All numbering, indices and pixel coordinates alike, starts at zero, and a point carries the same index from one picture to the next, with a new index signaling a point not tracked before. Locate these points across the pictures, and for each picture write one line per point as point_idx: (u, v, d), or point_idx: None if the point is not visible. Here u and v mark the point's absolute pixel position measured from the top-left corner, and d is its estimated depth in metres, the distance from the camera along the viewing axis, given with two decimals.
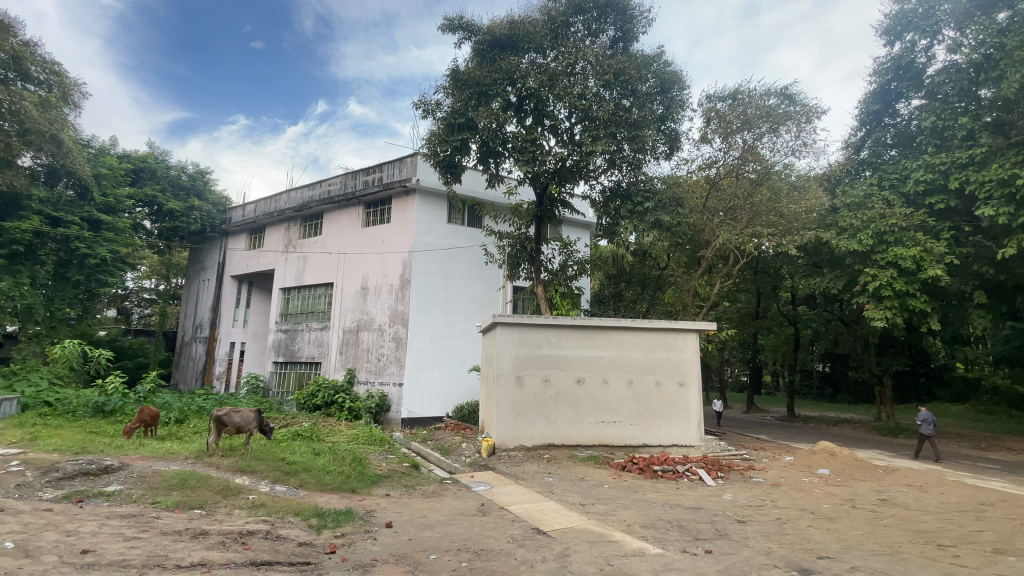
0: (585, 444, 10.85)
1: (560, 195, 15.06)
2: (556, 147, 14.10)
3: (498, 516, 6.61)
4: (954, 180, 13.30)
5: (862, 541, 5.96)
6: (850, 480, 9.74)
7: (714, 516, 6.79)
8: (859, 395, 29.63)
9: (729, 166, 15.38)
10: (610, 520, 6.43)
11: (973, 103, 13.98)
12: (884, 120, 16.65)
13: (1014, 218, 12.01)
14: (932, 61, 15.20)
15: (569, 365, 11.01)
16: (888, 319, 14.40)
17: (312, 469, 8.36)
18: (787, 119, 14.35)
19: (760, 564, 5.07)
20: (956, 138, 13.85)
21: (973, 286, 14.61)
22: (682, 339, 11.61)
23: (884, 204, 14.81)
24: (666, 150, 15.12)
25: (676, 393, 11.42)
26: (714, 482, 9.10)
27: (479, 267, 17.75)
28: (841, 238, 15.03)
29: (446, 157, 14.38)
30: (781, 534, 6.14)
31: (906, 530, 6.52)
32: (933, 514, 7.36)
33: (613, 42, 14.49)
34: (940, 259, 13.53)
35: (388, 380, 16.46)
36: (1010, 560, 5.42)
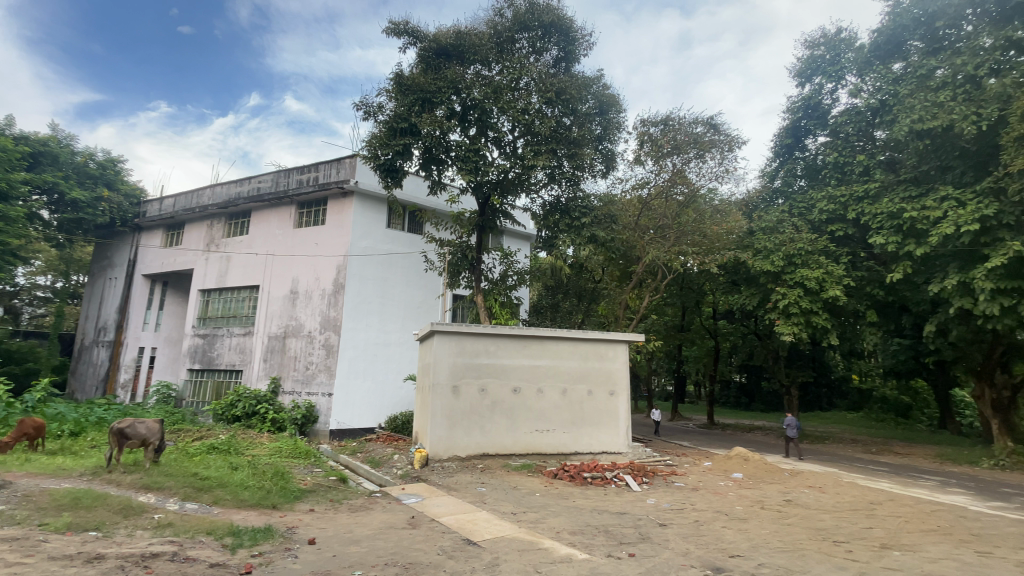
0: (518, 453, 10.92)
1: (502, 207, 15.34)
2: (498, 158, 14.29)
3: (428, 528, 6.49)
4: (851, 211, 14.82)
5: (769, 539, 6.43)
6: (761, 482, 10.51)
7: (639, 521, 7.07)
8: (771, 404, 32.07)
9: (659, 188, 16.18)
10: (540, 528, 6.50)
11: (869, 143, 15.82)
12: (795, 153, 18.32)
13: (900, 247, 13.44)
14: (835, 103, 17.00)
15: (505, 374, 11.07)
16: (796, 334, 15.72)
17: (228, 485, 7.82)
18: (712, 147, 15.42)
19: (678, 565, 5.33)
20: (855, 173, 15.49)
21: (866, 306, 16.34)
22: (613, 350, 12.04)
23: (793, 230, 16.28)
24: (603, 169, 15.78)
25: (606, 402, 11.81)
26: (639, 487, 9.48)
27: (417, 274, 17.49)
28: (756, 259, 16.38)
29: (387, 161, 14.11)
30: (698, 535, 6.49)
31: (807, 528, 7.11)
32: (830, 512, 8.09)
33: (556, 61, 14.90)
34: (840, 281, 15.00)
35: (316, 390, 15.74)
36: (894, 554, 6.05)
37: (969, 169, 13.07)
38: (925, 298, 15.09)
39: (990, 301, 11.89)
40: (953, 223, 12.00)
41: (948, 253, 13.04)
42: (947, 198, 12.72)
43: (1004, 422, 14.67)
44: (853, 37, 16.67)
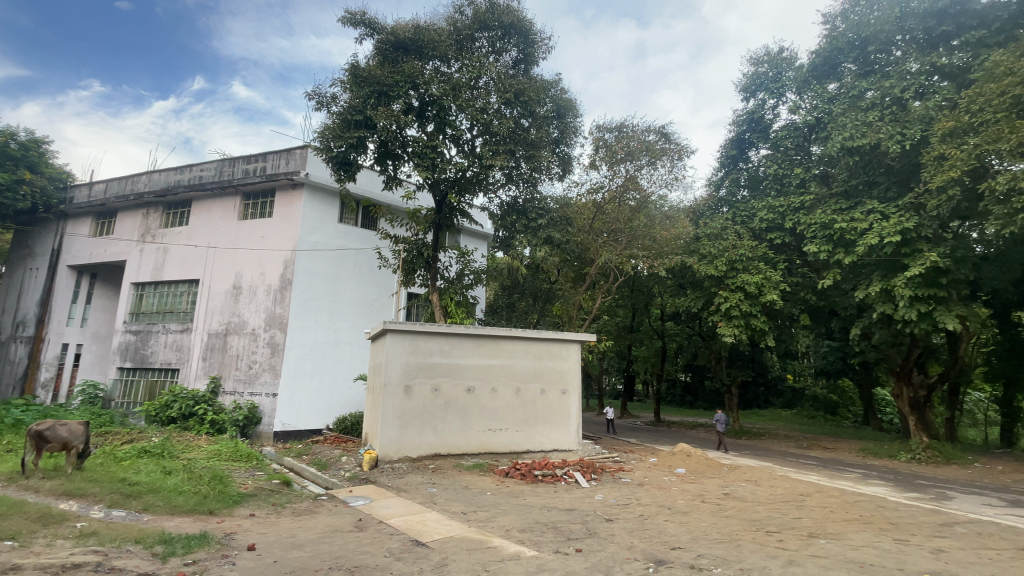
0: (471, 453, 10.90)
1: (460, 206, 15.28)
2: (456, 156, 14.20)
3: (375, 531, 6.37)
4: (789, 220, 15.76)
5: (708, 531, 6.74)
6: (702, 477, 11.00)
7: (586, 517, 7.23)
8: (713, 402, 33.60)
9: (613, 193, 16.65)
10: (490, 527, 6.53)
11: (805, 157, 16.87)
12: (739, 164, 19.24)
13: (831, 256, 14.43)
14: (776, 118, 17.98)
15: (459, 374, 11.02)
16: (736, 336, 16.56)
17: (161, 491, 7.38)
18: (663, 155, 15.96)
19: (623, 558, 5.49)
20: (793, 185, 16.48)
21: (800, 310, 17.43)
22: (566, 349, 12.25)
23: (735, 237, 17.13)
24: (560, 172, 16.08)
25: (559, 401, 11.99)
26: (588, 484, 9.69)
27: (371, 271, 17.12)
28: (701, 264, 17.12)
29: (340, 153, 13.74)
30: (642, 529, 6.71)
31: (743, 519, 7.51)
32: (764, 504, 8.58)
33: (515, 63, 14.99)
34: (776, 286, 15.94)
35: (259, 390, 15.09)
36: (820, 542, 6.49)
37: (893, 185, 14.17)
38: (852, 303, 16.28)
39: (908, 308, 12.96)
40: (878, 234, 13.00)
41: (872, 263, 14.10)
42: (873, 211, 13.75)
43: (919, 418, 15.91)
44: (793, 57, 17.70)
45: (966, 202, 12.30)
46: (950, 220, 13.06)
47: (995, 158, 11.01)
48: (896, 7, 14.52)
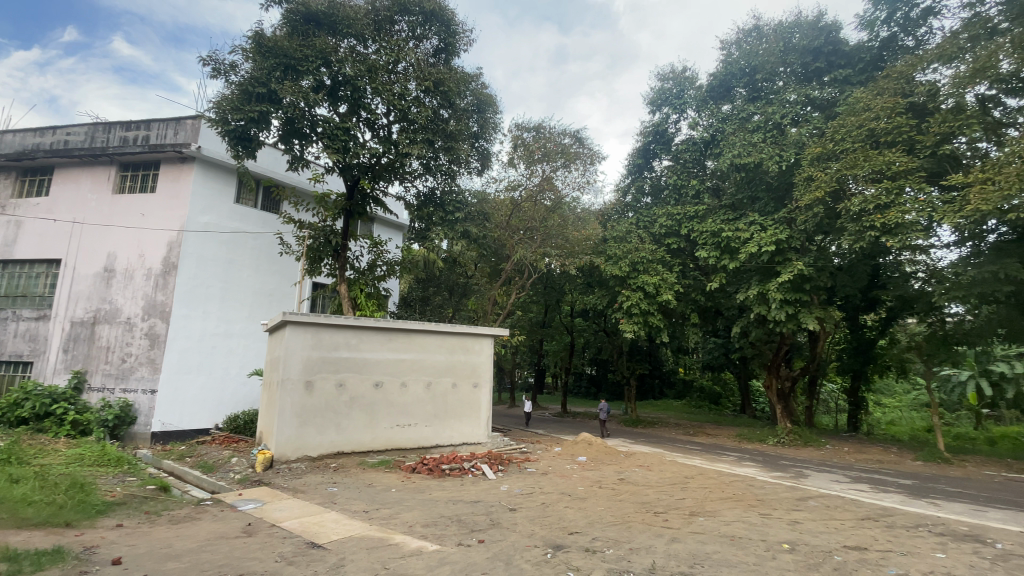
0: (377, 450, 10.60)
1: (373, 194, 14.74)
2: (371, 141, 13.60)
3: (267, 535, 5.98)
4: (684, 227, 17.17)
5: (603, 515, 7.18)
6: (601, 464, 11.68)
7: (491, 508, 7.37)
8: (615, 394, 35.75)
9: (530, 192, 17.04)
10: (392, 524, 6.41)
11: (701, 171, 18.41)
12: (644, 172, 20.47)
13: (718, 261, 15.94)
14: (678, 132, 19.40)
15: (367, 368, 10.66)
16: (636, 332, 17.75)
17: (3, 503, 6.33)
18: (577, 158, 16.58)
19: (523, 546, 5.66)
20: (689, 195, 17.97)
21: (691, 310, 19.10)
22: (479, 343, 12.35)
23: (639, 241, 18.31)
24: (479, 166, 16.18)
25: (469, 395, 12.07)
26: (494, 475, 9.88)
27: (271, 258, 15.94)
28: (608, 264, 18.09)
29: (238, 128, 12.63)
30: (543, 517, 6.98)
31: (636, 502, 8.09)
32: (654, 487, 9.32)
33: (436, 51, 14.70)
34: (672, 287, 17.32)
35: (134, 387, 13.50)
36: (699, 519, 7.19)
37: (772, 201, 15.93)
38: (734, 305, 18.14)
39: (779, 309, 14.73)
40: (758, 244, 14.59)
41: (752, 269, 15.78)
42: (754, 223, 15.36)
43: (784, 407, 18.03)
44: (694, 77, 19.16)
45: (827, 219, 14.16)
46: (814, 234, 14.99)
47: (851, 182, 12.76)
48: (780, 43, 16.42)
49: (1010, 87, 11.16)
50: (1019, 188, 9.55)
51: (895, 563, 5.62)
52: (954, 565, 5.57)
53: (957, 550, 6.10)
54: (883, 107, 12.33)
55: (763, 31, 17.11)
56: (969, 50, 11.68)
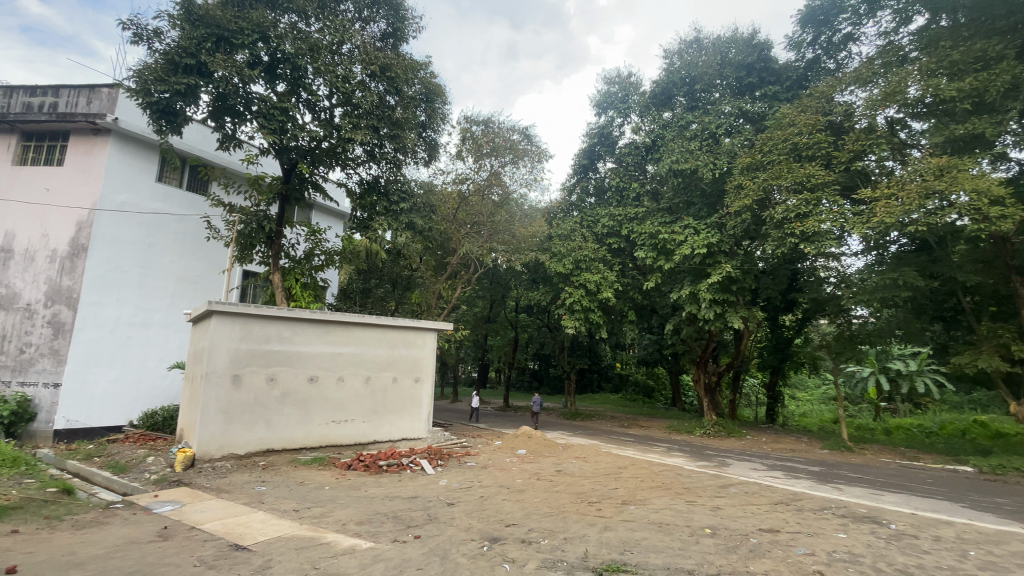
0: (310, 446, 10.23)
1: (313, 178, 14.13)
2: (311, 124, 12.99)
3: (185, 538, 5.62)
4: (625, 228, 17.81)
5: (540, 506, 7.33)
6: (540, 456, 11.91)
7: (428, 503, 7.32)
8: (556, 388, 36.58)
9: (478, 185, 16.98)
10: (324, 522, 6.21)
11: (642, 175, 19.13)
12: (589, 173, 21.00)
13: (655, 262, 16.64)
14: (622, 135, 20.02)
15: (301, 362, 10.23)
16: (577, 328, 18.21)
17: None
18: (525, 155, 16.68)
19: (460, 540, 5.68)
20: (631, 197, 18.65)
21: (629, 307, 19.87)
22: (421, 337, 12.18)
23: (582, 239, 18.79)
24: (425, 157, 15.92)
25: (410, 389, 11.89)
26: (433, 470, 9.81)
27: (197, 243, 14.90)
28: (552, 261, 18.44)
29: (162, 101, 11.66)
30: (481, 510, 7.03)
31: (571, 493, 8.33)
32: (590, 478, 9.63)
33: (383, 36, 14.29)
34: (612, 286, 17.92)
35: (35, 380, 12.27)
36: (630, 508, 7.51)
37: (705, 207, 16.83)
38: (668, 303, 19.03)
39: (708, 308, 15.60)
40: (691, 246, 15.39)
41: (685, 270, 16.62)
42: (689, 226, 16.17)
43: (711, 400, 19.20)
44: (638, 83, 19.84)
45: (753, 225, 15.16)
46: (742, 239, 15.98)
47: (776, 193, 13.73)
48: (717, 56, 17.35)
49: (914, 113, 12.37)
50: (918, 203, 10.64)
51: (803, 543, 6.14)
52: (853, 543, 6.17)
53: (856, 530, 6.76)
54: (806, 124, 13.37)
55: (703, 44, 17.96)
56: (880, 76, 12.85)
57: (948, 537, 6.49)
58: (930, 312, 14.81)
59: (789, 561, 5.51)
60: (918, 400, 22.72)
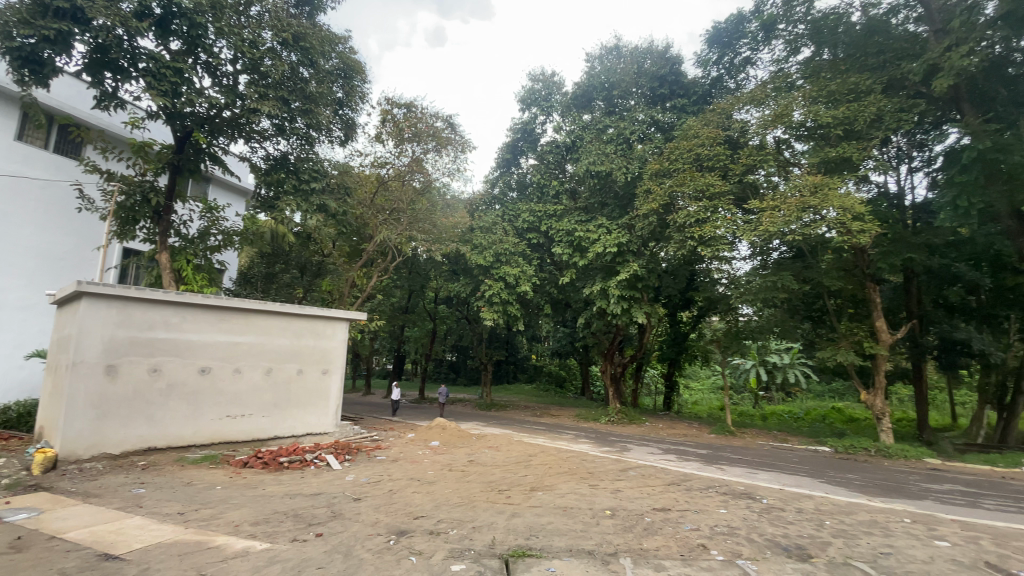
0: (201, 444, 9.40)
1: (211, 150, 12.85)
2: (211, 89, 11.77)
3: (43, 549, 4.93)
4: (544, 224, 18.33)
5: (449, 497, 7.37)
6: (452, 447, 11.93)
7: (333, 499, 7.06)
8: (472, 379, 36.84)
9: (398, 170, 16.41)
10: (214, 524, 5.76)
11: (561, 173, 19.75)
12: (511, 168, 21.31)
13: (571, 258, 17.28)
14: (544, 133, 20.42)
15: (192, 352, 9.36)
16: (496, 320, 18.41)
17: None
18: (449, 144, 16.37)
19: (365, 535, 5.55)
20: (550, 194, 19.20)
21: (545, 301, 20.50)
22: (331, 327, 11.64)
23: (503, 233, 19.04)
24: (341, 136, 15.10)
25: (316, 382, 11.34)
26: (340, 465, 9.48)
27: (66, 213, 13.02)
28: (473, 253, 18.46)
29: (24, 47, 10.00)
30: (389, 504, 6.92)
31: (482, 482, 8.46)
32: (501, 467, 9.83)
33: (298, 3, 13.47)
34: (530, 279, 18.37)
35: None
36: (537, 494, 7.79)
37: (617, 208, 17.73)
38: (581, 298, 19.85)
39: (617, 304, 16.53)
40: (603, 245, 16.11)
41: (598, 267, 17.41)
42: (602, 226, 16.95)
43: (616, 389, 20.37)
44: (561, 83, 20.36)
45: (659, 228, 16.28)
46: (649, 240, 17.00)
47: (680, 199, 14.82)
48: (635, 65, 18.30)
49: (797, 135, 13.75)
50: (796, 216, 12.03)
51: (690, 519, 6.76)
52: (731, 517, 6.90)
53: (735, 506, 7.58)
54: (708, 137, 14.54)
55: (622, 52, 18.81)
56: (771, 98, 14.15)
57: (808, 509, 7.48)
58: (802, 312, 16.85)
59: (678, 536, 6.03)
60: (789, 389, 25.84)
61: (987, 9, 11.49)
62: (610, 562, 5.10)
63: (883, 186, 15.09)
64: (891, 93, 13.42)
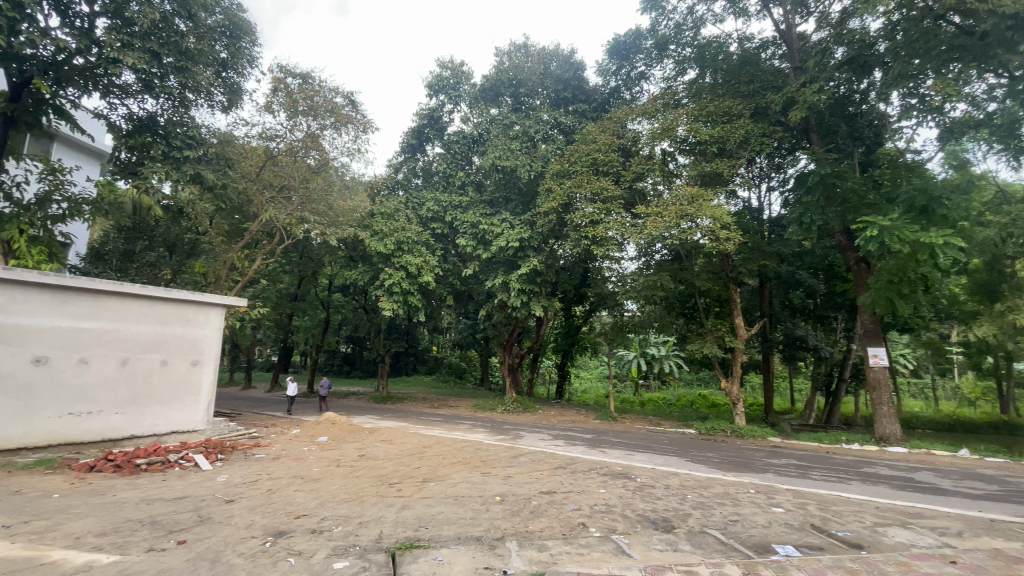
0: (33, 447, 8.00)
1: (55, 102, 10.87)
2: (59, 29, 9.97)
3: None
4: (449, 215, 18.30)
5: (335, 494, 7.11)
6: (341, 442, 11.48)
7: (201, 502, 6.46)
8: (368, 371, 35.61)
9: (290, 145, 15.14)
10: (49, 538, 4.99)
11: (468, 165, 19.74)
12: (417, 154, 20.84)
13: (475, 250, 17.44)
14: (451, 122, 20.21)
15: (23, 338, 7.96)
16: (395, 310, 17.99)
17: None
18: (349, 122, 15.36)
19: (237, 539, 5.18)
20: (456, 184, 19.16)
21: (447, 292, 20.46)
22: (203, 314, 10.56)
23: (406, 220, 18.64)
24: (225, 101, 13.52)
25: (183, 374, 10.20)
26: (210, 466, 8.69)
27: None
28: (373, 239, 17.85)
29: None
30: (267, 504, 6.50)
31: (372, 476, 8.27)
32: (393, 460, 9.68)
33: None
34: (432, 269, 18.21)
35: None
36: (429, 485, 7.81)
37: (521, 204, 18.12)
38: (483, 290, 20.09)
39: (516, 297, 16.99)
40: (506, 239, 16.47)
41: (501, 260, 17.74)
42: (506, 220, 17.33)
43: (513, 379, 21.01)
44: (470, 73, 20.26)
45: (558, 226, 17.05)
46: (548, 237, 17.65)
47: (578, 199, 15.63)
48: (541, 66, 18.86)
49: (681, 149, 15.16)
50: (675, 222, 13.31)
51: (572, 500, 7.24)
52: (608, 497, 7.52)
53: (612, 485, 8.26)
54: (604, 143, 15.47)
55: (530, 51, 19.23)
56: (661, 112, 15.40)
57: (674, 485, 8.40)
58: (677, 309, 18.67)
59: (560, 517, 6.43)
60: (665, 378, 28.58)
61: (835, 54, 13.49)
62: (496, 547, 5.31)
63: (748, 201, 17.20)
64: (758, 119, 15.29)
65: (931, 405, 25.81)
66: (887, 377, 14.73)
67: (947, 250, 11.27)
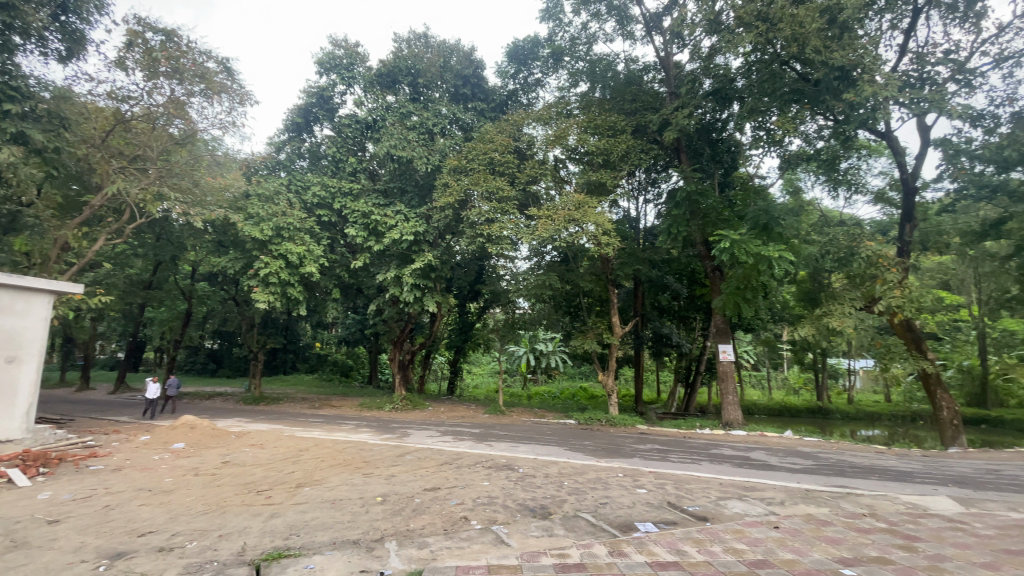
0: None
1: None
2: None
3: None
4: (338, 202, 17.23)
5: (191, 506, 6.35)
6: (201, 449, 10.26)
7: (13, 525, 5.38)
8: (237, 368, 32.29)
9: (147, 110, 13.13)
10: None
11: (361, 150, 18.77)
12: (303, 134, 19.38)
13: (365, 241, 16.65)
14: (342, 104, 19.02)
15: None
16: (271, 302, 16.65)
17: None
18: (222, 91, 13.70)
19: (62, 565, 4.41)
20: (346, 170, 18.13)
21: (335, 285, 19.20)
22: (23, 301, 8.77)
23: (287, 204, 17.21)
24: (63, 51, 11.34)
25: None
26: (29, 481, 7.27)
27: None
28: (247, 223, 16.22)
29: None
30: (104, 522, 5.62)
31: (237, 484, 7.53)
32: (263, 465, 8.90)
33: None
34: (317, 260, 17.01)
35: None
36: (303, 490, 7.32)
37: (417, 197, 17.70)
38: (373, 284, 19.24)
39: (409, 291, 16.57)
40: (400, 232, 16.13)
41: (393, 253, 17.24)
42: (400, 213, 16.89)
43: (402, 376, 20.51)
44: (366, 56, 19.26)
45: (454, 222, 17.02)
46: (444, 232, 17.47)
47: (474, 196, 15.79)
48: (441, 58, 18.59)
49: (572, 156, 15.98)
50: (563, 226, 14.00)
51: (456, 495, 7.29)
52: (491, 489, 7.70)
53: (496, 477, 8.47)
54: (501, 144, 15.81)
55: (430, 42, 18.86)
56: (554, 120, 16.04)
57: (553, 474, 8.86)
58: (565, 308, 19.60)
59: (443, 513, 6.45)
60: (550, 372, 29.99)
61: (704, 85, 15.18)
62: (374, 548, 5.16)
63: (628, 211, 18.66)
64: (638, 135, 16.66)
65: (766, 393, 30.37)
66: (733, 370, 16.93)
67: (781, 263, 13.29)
